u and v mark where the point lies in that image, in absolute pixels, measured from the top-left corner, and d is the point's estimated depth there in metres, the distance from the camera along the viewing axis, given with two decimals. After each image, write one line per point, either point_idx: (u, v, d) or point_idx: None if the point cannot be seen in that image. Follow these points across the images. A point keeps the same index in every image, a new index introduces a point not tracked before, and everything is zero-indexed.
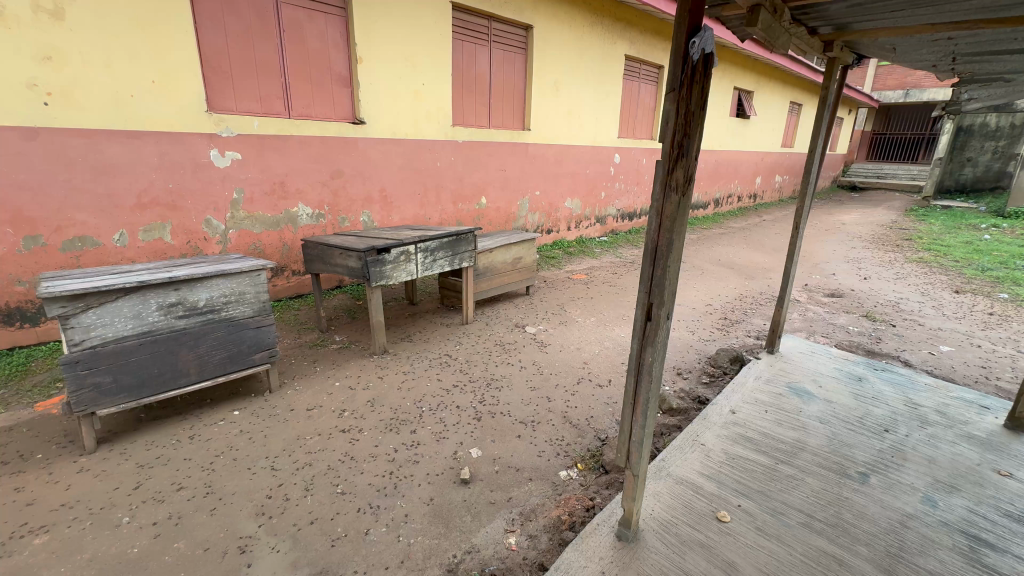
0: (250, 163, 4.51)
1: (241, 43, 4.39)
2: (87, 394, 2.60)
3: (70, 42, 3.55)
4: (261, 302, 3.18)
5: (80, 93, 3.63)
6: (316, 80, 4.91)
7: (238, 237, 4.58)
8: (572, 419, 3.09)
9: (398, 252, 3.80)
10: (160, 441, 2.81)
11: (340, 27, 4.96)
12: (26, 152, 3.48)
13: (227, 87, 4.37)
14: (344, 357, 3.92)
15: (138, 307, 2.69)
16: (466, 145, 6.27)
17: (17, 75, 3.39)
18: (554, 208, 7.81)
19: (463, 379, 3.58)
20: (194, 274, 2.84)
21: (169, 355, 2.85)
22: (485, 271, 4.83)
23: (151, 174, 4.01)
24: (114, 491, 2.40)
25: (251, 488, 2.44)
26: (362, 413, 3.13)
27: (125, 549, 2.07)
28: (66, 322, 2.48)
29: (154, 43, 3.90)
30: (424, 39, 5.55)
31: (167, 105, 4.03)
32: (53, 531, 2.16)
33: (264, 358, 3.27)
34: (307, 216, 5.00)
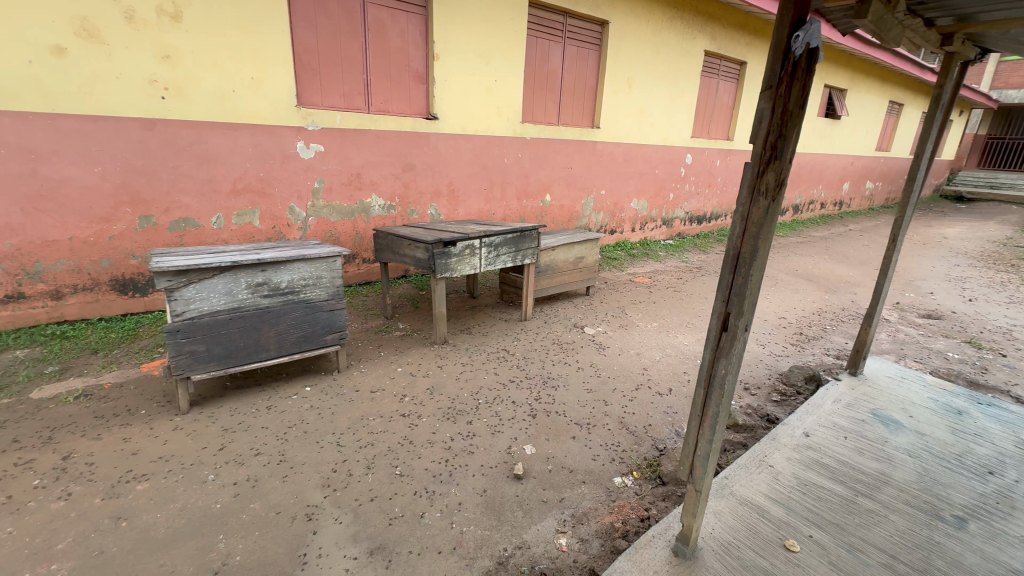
0: (331, 155, 4.78)
1: (330, 42, 4.66)
2: (184, 360, 2.89)
3: (184, 42, 3.93)
4: (336, 286, 3.37)
5: (190, 89, 4.02)
6: (395, 76, 5.11)
7: (316, 224, 4.87)
8: (628, 424, 3.02)
9: (464, 245, 3.87)
10: (243, 408, 3.07)
11: (420, 25, 5.12)
12: (145, 141, 3.90)
13: (315, 83, 4.66)
14: (406, 344, 4.07)
15: (230, 284, 2.95)
16: (534, 142, 6.27)
17: (141, 71, 3.81)
18: (619, 208, 7.63)
19: (520, 375, 3.60)
20: (279, 257, 3.06)
21: (253, 331, 3.09)
22: (546, 269, 4.81)
23: (245, 163, 4.36)
24: (202, 450, 2.65)
25: (318, 461, 2.61)
26: (421, 400, 3.23)
27: (209, 503, 2.29)
28: (171, 294, 2.77)
29: (254, 42, 4.22)
30: (499, 36, 5.61)
31: (263, 99, 4.36)
32: (152, 479, 2.42)
33: (335, 339, 3.46)
34: (379, 207, 5.23)
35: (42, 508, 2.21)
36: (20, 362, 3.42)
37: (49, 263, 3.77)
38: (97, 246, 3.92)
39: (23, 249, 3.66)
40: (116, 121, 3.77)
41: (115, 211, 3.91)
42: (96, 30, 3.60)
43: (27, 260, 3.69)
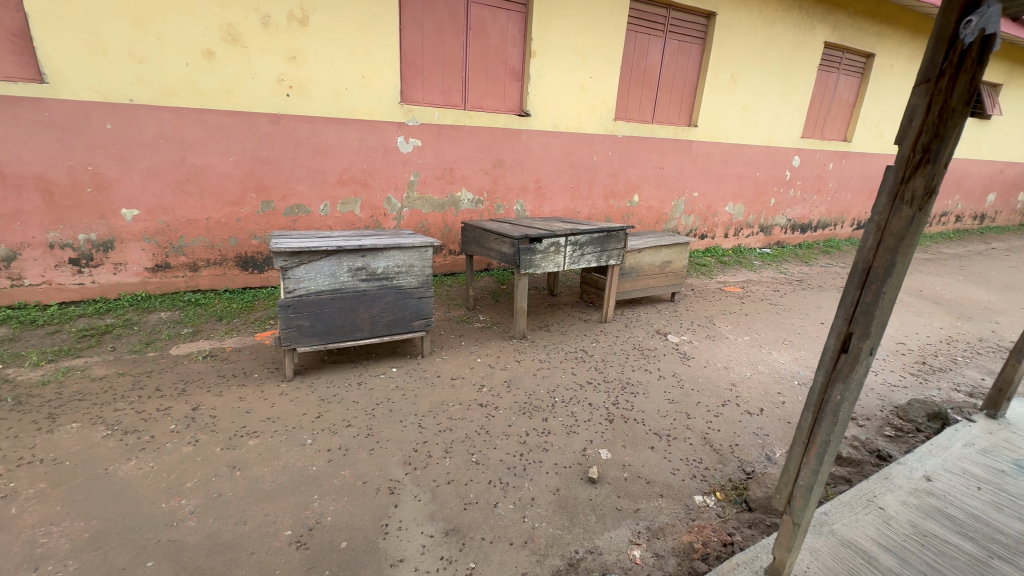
0: (428, 150, 5.00)
1: (434, 42, 4.88)
2: (292, 333, 3.19)
3: (309, 44, 4.33)
4: (426, 275, 3.53)
5: (310, 87, 4.42)
6: (491, 74, 5.23)
7: (410, 215, 5.13)
8: (713, 441, 2.85)
9: (549, 243, 3.87)
10: (337, 382, 3.33)
11: (519, 23, 5.19)
12: (270, 134, 4.35)
13: (418, 81, 4.91)
14: (486, 336, 4.16)
15: (334, 267, 3.20)
16: (626, 140, 6.10)
17: (271, 71, 4.25)
18: (712, 212, 7.19)
19: (598, 378, 3.53)
20: (377, 244, 3.27)
21: (351, 312, 3.32)
22: (630, 271, 4.67)
23: (352, 156, 4.71)
24: (303, 415, 2.92)
25: (401, 439, 2.76)
26: (499, 392, 3.29)
27: (307, 465, 2.51)
28: (285, 272, 3.08)
29: (367, 43, 4.53)
30: (597, 32, 5.52)
31: (371, 96, 4.66)
32: (261, 437, 2.71)
33: (421, 326, 3.62)
34: (468, 201, 5.38)
35: (176, 450, 2.56)
36: (164, 323, 3.98)
37: (190, 239, 4.34)
38: (227, 226, 4.45)
39: (171, 225, 4.25)
40: (249, 116, 4.25)
41: (243, 196, 4.41)
42: (239, 35, 4.08)
43: (174, 235, 4.28)
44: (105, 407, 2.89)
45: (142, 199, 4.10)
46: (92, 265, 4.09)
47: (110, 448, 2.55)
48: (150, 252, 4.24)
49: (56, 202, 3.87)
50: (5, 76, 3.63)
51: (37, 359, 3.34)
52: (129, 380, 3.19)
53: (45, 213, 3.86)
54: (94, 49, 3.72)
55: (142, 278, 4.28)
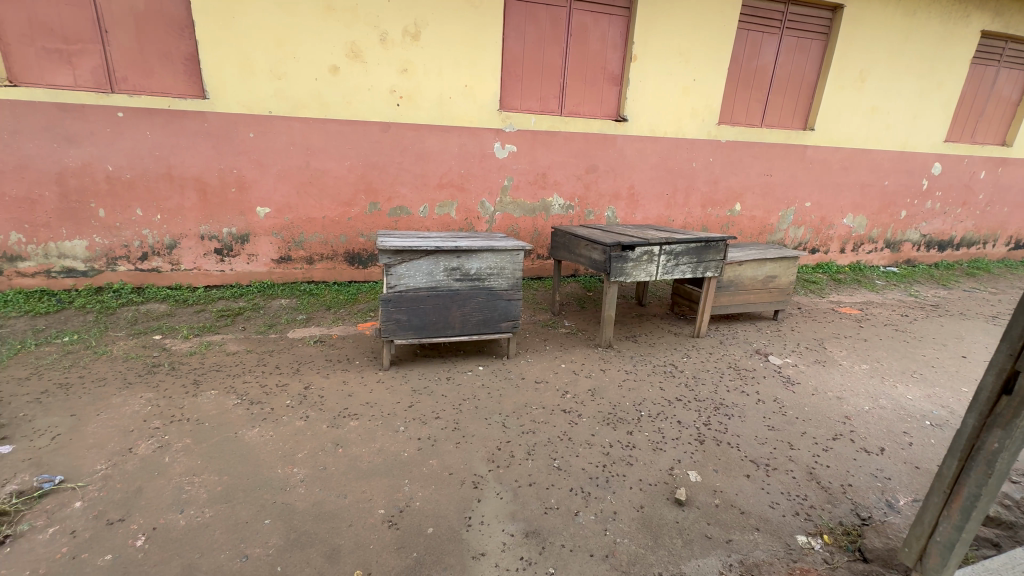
0: (523, 155, 5.11)
1: (534, 50, 5.00)
2: (390, 325, 3.42)
3: (420, 57, 4.64)
4: (516, 278, 3.60)
5: (418, 97, 4.72)
6: (589, 79, 5.23)
7: (501, 219, 5.27)
8: (820, 478, 2.57)
9: (642, 251, 3.75)
10: (428, 375, 3.52)
11: (621, 27, 5.14)
12: (381, 141, 4.72)
13: (517, 89, 5.06)
14: (571, 342, 4.15)
15: (432, 266, 3.38)
16: (729, 145, 5.74)
17: (385, 83, 4.61)
18: (827, 224, 6.50)
19: (689, 396, 3.35)
20: (472, 246, 3.40)
21: (444, 309, 3.48)
22: (729, 285, 4.37)
23: (451, 161, 4.95)
24: (397, 404, 3.12)
25: (485, 436, 2.83)
26: (583, 400, 3.26)
27: (399, 451, 2.68)
28: (388, 269, 3.31)
29: (472, 53, 4.74)
30: (704, 32, 5.27)
31: (472, 104, 4.87)
32: (360, 419, 2.94)
33: (508, 327, 3.69)
34: (558, 207, 5.40)
35: (291, 423, 2.87)
36: (284, 309, 4.48)
37: (308, 236, 4.84)
38: (340, 224, 4.89)
39: (294, 223, 4.78)
40: (364, 124, 4.64)
41: (354, 197, 4.83)
42: (360, 51, 4.48)
43: (296, 231, 4.80)
44: (236, 379, 3.33)
45: (273, 199, 4.65)
46: (231, 254, 4.72)
47: (239, 415, 2.92)
48: (277, 245, 4.80)
49: (208, 200, 4.52)
50: (178, 93, 4.33)
51: (187, 333, 3.93)
52: (255, 357, 3.64)
53: (200, 209, 4.53)
54: (245, 69, 4.30)
55: (268, 268, 4.86)
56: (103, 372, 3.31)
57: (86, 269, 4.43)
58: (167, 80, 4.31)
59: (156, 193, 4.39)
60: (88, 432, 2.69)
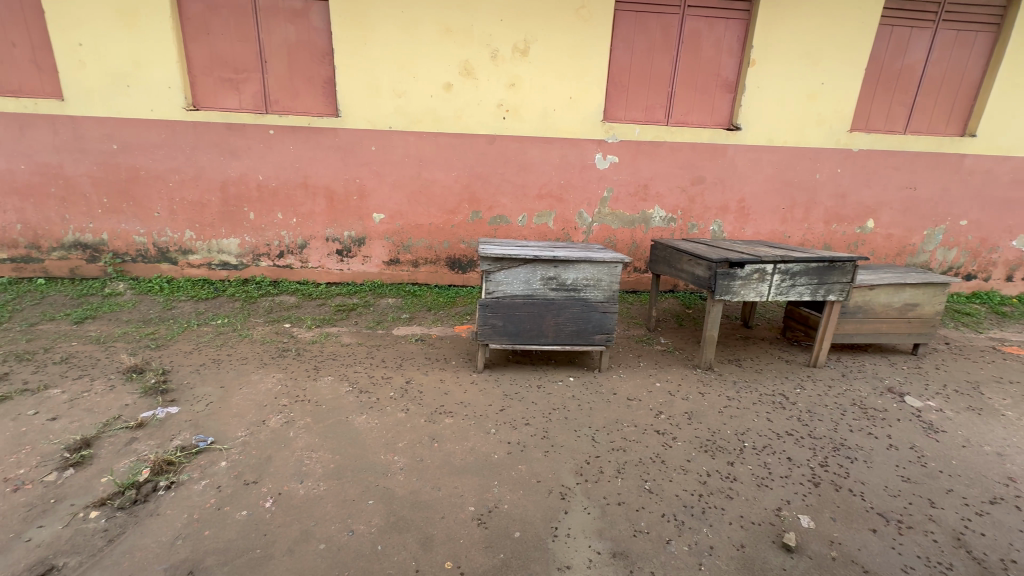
0: (624, 166, 5.03)
1: (642, 59, 4.91)
2: (487, 330, 3.55)
3: (527, 71, 4.79)
4: (612, 291, 3.54)
5: (523, 110, 4.87)
6: (700, 87, 5.02)
7: (598, 230, 5.22)
8: (972, 547, 2.17)
9: (753, 269, 3.48)
10: (519, 381, 3.58)
11: (739, 31, 4.86)
12: (486, 152, 4.94)
13: (622, 100, 5.01)
14: (667, 360, 3.97)
15: (529, 275, 3.45)
16: (863, 155, 5.12)
17: (493, 98, 4.83)
18: (988, 245, 5.50)
19: (801, 431, 3.03)
20: (570, 256, 3.42)
21: (538, 317, 3.53)
22: (856, 311, 3.88)
23: (552, 172, 5.02)
24: (489, 406, 3.23)
25: (574, 448, 2.81)
26: (678, 422, 3.10)
27: (489, 452, 2.76)
28: (488, 275, 3.44)
29: (579, 65, 4.78)
30: (837, 31, 4.78)
31: (576, 116, 4.91)
32: (454, 417, 3.09)
33: (602, 340, 3.63)
34: (659, 219, 5.22)
35: (393, 413, 3.10)
36: (390, 307, 4.86)
37: (415, 241, 5.21)
38: (444, 231, 5.19)
39: (404, 228, 5.17)
40: (472, 137, 4.90)
41: (459, 206, 5.10)
42: (472, 69, 4.75)
43: (405, 237, 5.19)
44: (348, 368, 3.68)
45: (388, 206, 5.08)
46: (350, 255, 5.24)
47: (350, 401, 3.22)
48: (388, 248, 5.23)
49: (334, 206, 5.07)
50: (316, 112, 4.93)
51: (310, 323, 4.42)
52: (365, 349, 4.00)
53: (327, 214, 5.10)
54: (371, 89, 4.77)
55: (379, 269, 5.30)
56: (245, 352, 3.84)
57: (236, 263, 5.20)
58: (309, 101, 4.92)
59: (294, 199, 5.02)
60: (232, 402, 3.15)
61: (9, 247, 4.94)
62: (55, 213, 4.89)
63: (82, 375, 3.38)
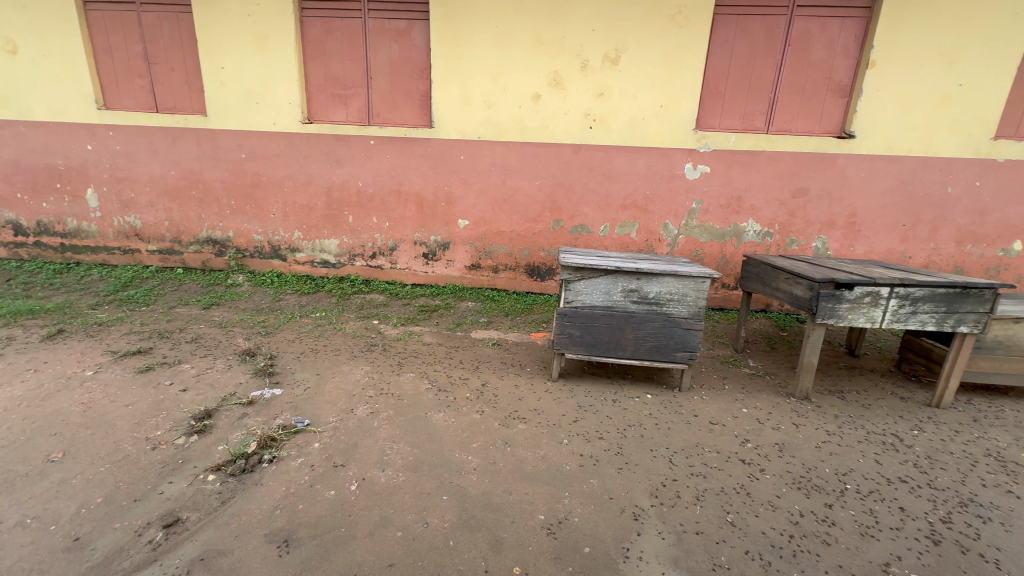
0: (716, 177, 4.79)
1: (742, 64, 4.66)
2: (564, 339, 3.53)
3: (617, 80, 4.73)
4: (698, 307, 3.37)
5: (611, 119, 4.82)
6: (807, 92, 4.65)
7: (684, 242, 5.01)
8: None
9: (863, 292, 3.13)
10: (594, 393, 3.52)
11: (857, 30, 4.44)
12: (571, 162, 4.95)
13: (717, 107, 4.79)
14: (756, 385, 3.69)
15: (610, 286, 3.40)
16: (1010, 166, 4.43)
17: (581, 107, 4.83)
18: None
19: (918, 479, 2.66)
20: (654, 269, 3.31)
21: (617, 330, 3.45)
22: (995, 347, 3.34)
23: (638, 182, 4.90)
24: (562, 415, 3.21)
25: (650, 468, 2.71)
26: (767, 454, 2.86)
27: (561, 462, 2.74)
28: (567, 284, 3.44)
29: (672, 73, 4.64)
30: (982, 25, 4.19)
31: (666, 124, 4.76)
32: (528, 423, 3.11)
33: (684, 358, 3.47)
34: (753, 233, 4.89)
35: (469, 414, 3.20)
36: (470, 310, 5.02)
37: (497, 247, 5.34)
38: (525, 238, 5.27)
39: (487, 235, 5.32)
40: (557, 147, 4.94)
41: (541, 214, 5.15)
42: (562, 79, 4.80)
43: (488, 243, 5.34)
44: (429, 366, 3.85)
45: (473, 213, 5.27)
46: (435, 259, 5.50)
47: (429, 398, 3.37)
48: (471, 253, 5.41)
49: (423, 212, 5.36)
50: (412, 124, 5.26)
51: (396, 321, 4.70)
52: (445, 349, 4.16)
53: (417, 219, 5.40)
54: (464, 101, 4.99)
55: (461, 273, 5.51)
56: (338, 344, 4.17)
57: (334, 261, 5.67)
58: (407, 113, 5.26)
59: (388, 205, 5.38)
60: (326, 389, 3.44)
61: (158, 240, 5.81)
62: (193, 213, 5.67)
63: (207, 354, 3.88)
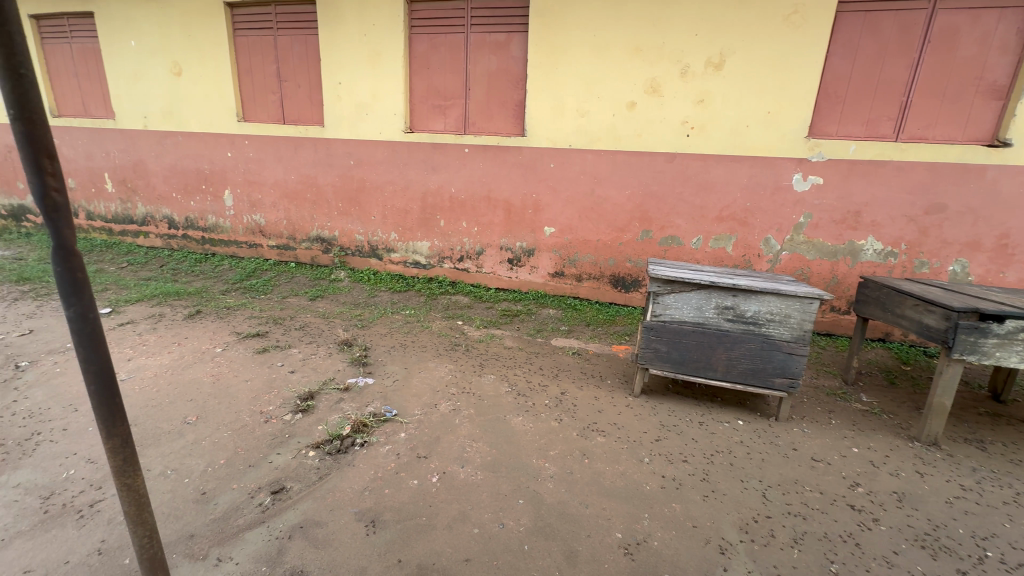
0: (830, 189, 4.36)
1: (869, 65, 4.20)
2: (648, 353, 3.39)
3: (720, 86, 4.50)
4: (803, 330, 3.08)
5: (711, 127, 4.59)
6: (950, 95, 4.09)
7: (788, 259, 4.62)
8: None
9: (1017, 326, 2.68)
10: (679, 413, 3.35)
11: (1019, 22, 3.83)
12: (665, 171, 4.79)
13: (835, 113, 4.37)
14: (870, 423, 3.28)
15: (702, 301, 3.22)
16: None
17: (679, 114, 4.66)
18: None
19: None
20: (753, 286, 3.09)
21: (708, 349, 3.26)
22: None
23: (737, 193, 4.61)
24: (643, 433, 3.09)
25: (740, 500, 2.51)
26: (882, 502, 2.53)
27: (641, 481, 2.64)
28: (655, 297, 3.30)
29: (783, 77, 4.32)
30: None
31: (773, 132, 4.43)
32: (607, 437, 3.03)
33: (783, 385, 3.19)
34: (873, 252, 4.39)
35: (547, 421, 3.19)
36: (551, 318, 5.03)
37: (582, 256, 5.30)
38: (611, 248, 5.18)
39: (572, 243, 5.30)
40: (651, 155, 4.81)
41: (629, 224, 5.03)
42: (659, 86, 4.66)
43: (573, 251, 5.32)
44: (509, 369, 3.92)
45: (559, 220, 5.28)
46: (519, 264, 5.59)
47: (509, 401, 3.42)
48: (555, 261, 5.43)
49: (511, 218, 5.48)
50: (506, 133, 5.41)
51: (479, 324, 4.84)
52: (525, 354, 4.21)
53: (504, 225, 5.53)
54: (557, 110, 5.03)
55: (544, 279, 5.53)
56: (425, 341, 4.39)
57: (425, 262, 5.98)
58: (501, 122, 5.42)
59: (477, 210, 5.58)
60: (413, 383, 3.63)
61: (277, 236, 6.53)
62: (307, 213, 6.30)
63: (312, 341, 4.28)
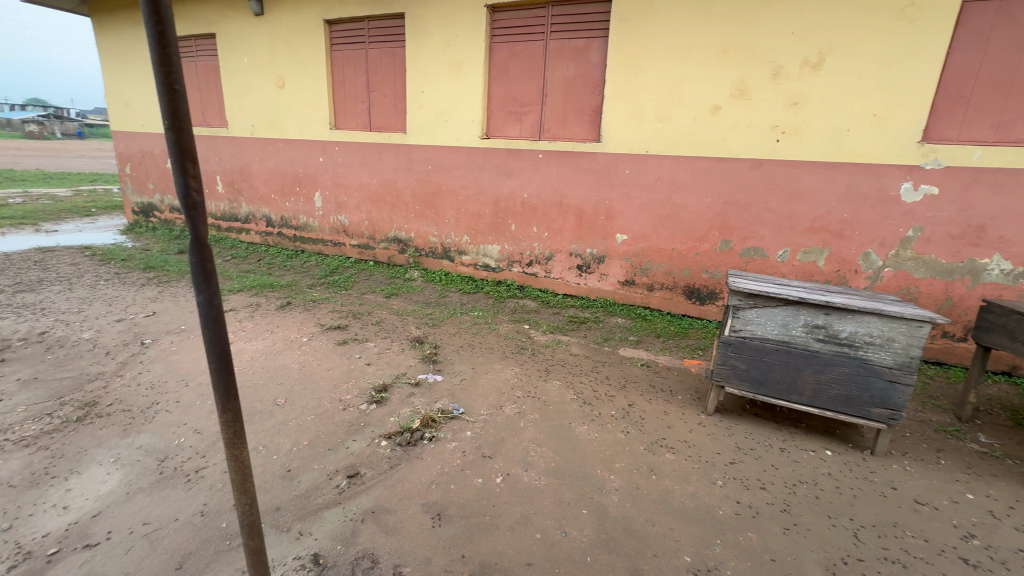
0: (947, 200, 3.89)
1: (1002, 61, 3.71)
2: (725, 370, 3.21)
3: (818, 87, 4.17)
4: (909, 357, 2.77)
5: (804, 131, 4.27)
6: None
7: (891, 277, 4.19)
8: None
9: None
10: (757, 436, 3.13)
11: None
12: (750, 178, 4.52)
13: (956, 115, 3.89)
14: (990, 467, 2.87)
15: (788, 318, 2.99)
16: None
17: (768, 118, 4.38)
18: None
19: None
20: (850, 305, 2.82)
21: (793, 370, 3.02)
22: None
23: (833, 203, 4.25)
24: (717, 454, 2.92)
25: (826, 537, 2.30)
26: (1004, 560, 2.20)
27: (714, 505, 2.50)
28: (735, 311, 3.12)
29: (894, 76, 3.93)
30: None
31: (879, 136, 4.04)
32: (676, 455, 2.90)
33: (882, 416, 2.88)
34: (999, 272, 3.87)
35: (614, 432, 3.12)
36: (620, 327, 4.92)
37: (654, 265, 5.14)
38: (686, 258, 4.97)
39: (645, 251, 5.16)
40: (735, 162, 4.56)
41: (707, 233, 4.80)
42: (747, 89, 4.41)
43: (645, 260, 5.18)
44: (575, 377, 3.88)
45: (632, 228, 5.16)
46: (588, 271, 5.53)
47: (574, 409, 3.39)
48: (625, 269, 5.31)
49: (582, 224, 5.44)
50: (580, 138, 5.38)
51: (546, 329, 4.84)
52: (591, 363, 4.15)
53: (575, 231, 5.50)
54: (635, 115, 4.93)
55: (614, 287, 5.43)
56: (492, 343, 4.47)
57: (494, 266, 6.09)
58: (576, 128, 5.41)
59: (549, 216, 5.59)
60: (480, 383, 3.70)
61: (359, 236, 6.96)
62: (387, 215, 6.66)
63: (387, 336, 4.51)
